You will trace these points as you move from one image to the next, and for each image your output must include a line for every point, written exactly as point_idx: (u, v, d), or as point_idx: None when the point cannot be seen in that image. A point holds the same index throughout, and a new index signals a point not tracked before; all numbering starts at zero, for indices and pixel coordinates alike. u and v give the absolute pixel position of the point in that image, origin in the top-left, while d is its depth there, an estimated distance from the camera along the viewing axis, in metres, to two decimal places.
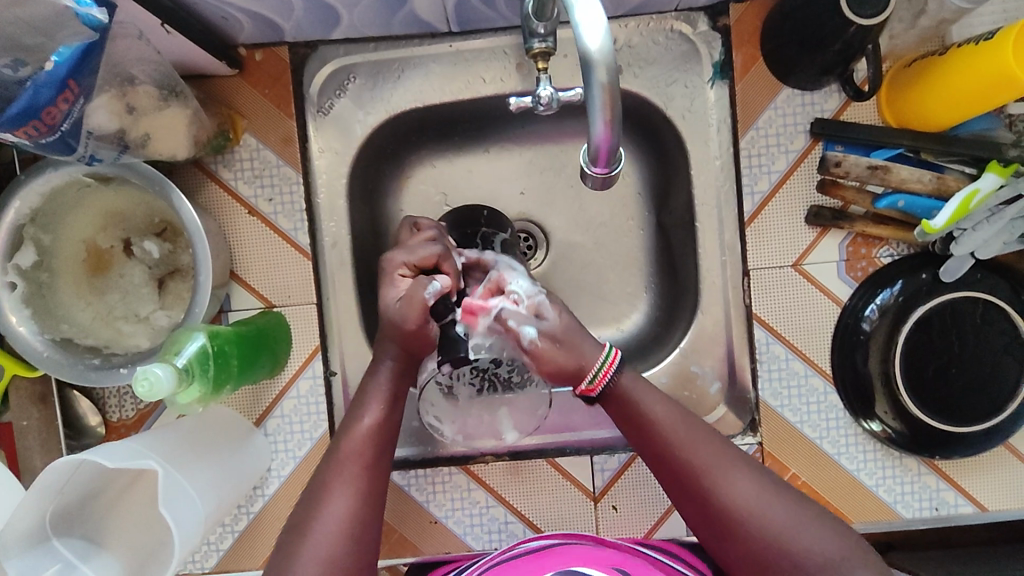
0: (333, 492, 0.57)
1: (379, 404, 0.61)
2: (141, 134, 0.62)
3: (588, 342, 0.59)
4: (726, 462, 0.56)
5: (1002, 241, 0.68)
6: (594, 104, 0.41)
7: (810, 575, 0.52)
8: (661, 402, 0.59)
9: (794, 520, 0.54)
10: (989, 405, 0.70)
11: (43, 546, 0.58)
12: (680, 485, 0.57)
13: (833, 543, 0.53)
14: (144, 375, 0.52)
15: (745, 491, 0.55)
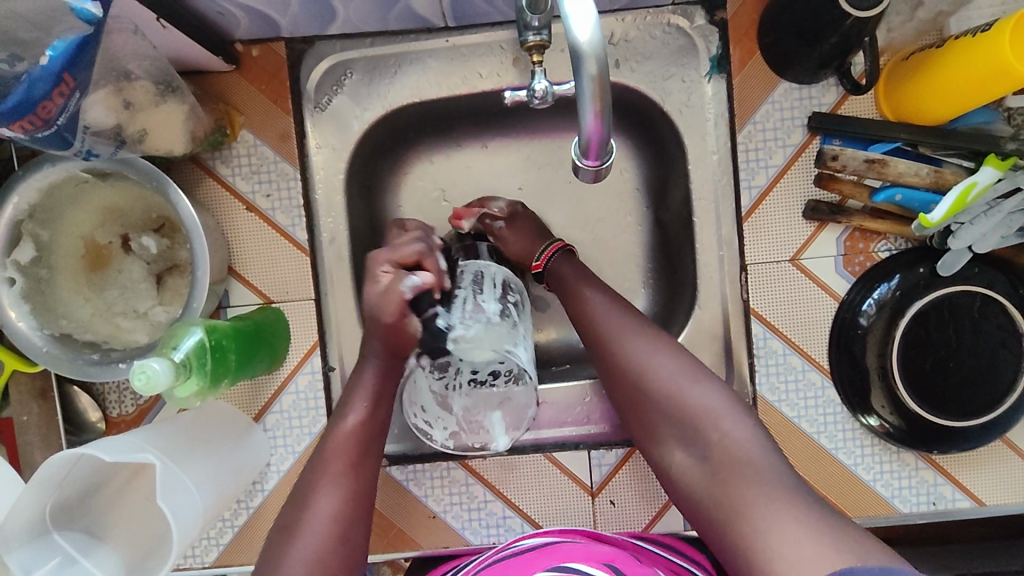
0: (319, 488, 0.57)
1: (364, 403, 0.62)
2: (138, 131, 0.63)
3: (539, 237, 0.73)
4: (624, 320, 0.61)
5: (1000, 235, 0.67)
6: (585, 94, 0.41)
7: (682, 421, 0.55)
8: (580, 277, 0.66)
9: (674, 370, 0.57)
10: (987, 399, 0.70)
11: (43, 539, 0.59)
12: (586, 341, 0.63)
13: (707, 394, 0.55)
14: (142, 369, 0.51)
15: (636, 343, 0.59)
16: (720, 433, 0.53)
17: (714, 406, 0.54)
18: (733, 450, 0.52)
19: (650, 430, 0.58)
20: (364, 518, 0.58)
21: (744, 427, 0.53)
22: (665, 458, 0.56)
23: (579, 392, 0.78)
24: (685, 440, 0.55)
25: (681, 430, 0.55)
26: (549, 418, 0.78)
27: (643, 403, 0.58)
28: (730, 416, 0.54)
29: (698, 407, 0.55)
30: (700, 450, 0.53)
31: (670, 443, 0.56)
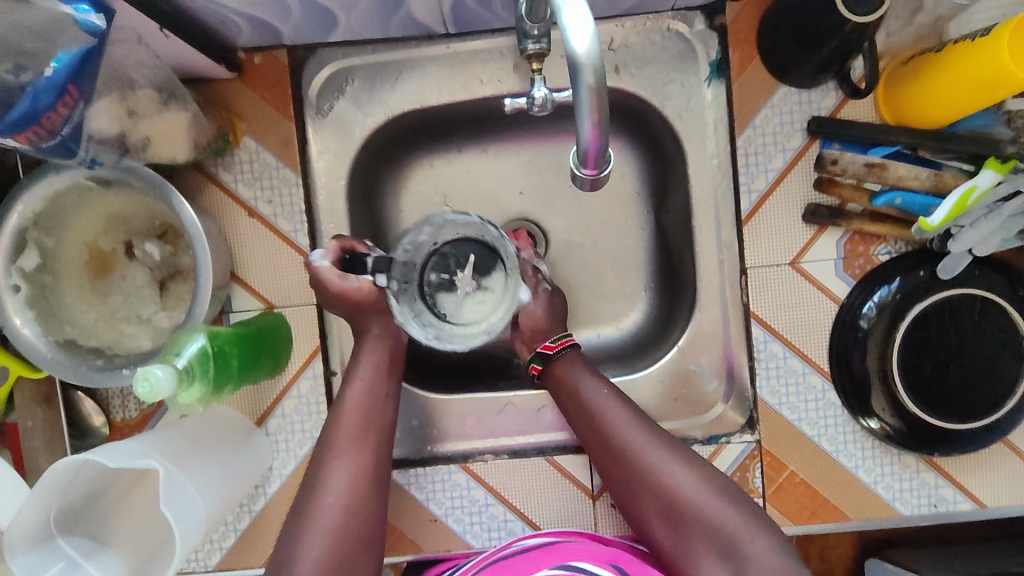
0: (331, 469, 0.63)
1: (364, 384, 0.68)
2: (141, 138, 0.64)
3: (557, 326, 0.73)
4: (641, 430, 0.65)
5: (1000, 238, 0.68)
6: (583, 107, 0.41)
7: (709, 536, 0.59)
8: (590, 375, 0.69)
9: (699, 485, 0.61)
10: (989, 400, 0.70)
11: (48, 544, 0.59)
12: (605, 450, 0.65)
13: (730, 507, 0.60)
14: (144, 376, 0.52)
15: (657, 455, 0.63)
16: (754, 550, 0.57)
17: (740, 521, 0.59)
18: (768, 564, 0.56)
19: (680, 544, 0.60)
20: (375, 500, 0.64)
21: (770, 539, 0.58)
22: (697, 571, 0.59)
23: None
24: (716, 555, 0.58)
25: (714, 544, 0.59)
26: (550, 420, 0.79)
27: (668, 513, 0.61)
28: (759, 530, 0.58)
29: (727, 523, 0.59)
30: (735, 564, 0.57)
31: (702, 557, 0.59)
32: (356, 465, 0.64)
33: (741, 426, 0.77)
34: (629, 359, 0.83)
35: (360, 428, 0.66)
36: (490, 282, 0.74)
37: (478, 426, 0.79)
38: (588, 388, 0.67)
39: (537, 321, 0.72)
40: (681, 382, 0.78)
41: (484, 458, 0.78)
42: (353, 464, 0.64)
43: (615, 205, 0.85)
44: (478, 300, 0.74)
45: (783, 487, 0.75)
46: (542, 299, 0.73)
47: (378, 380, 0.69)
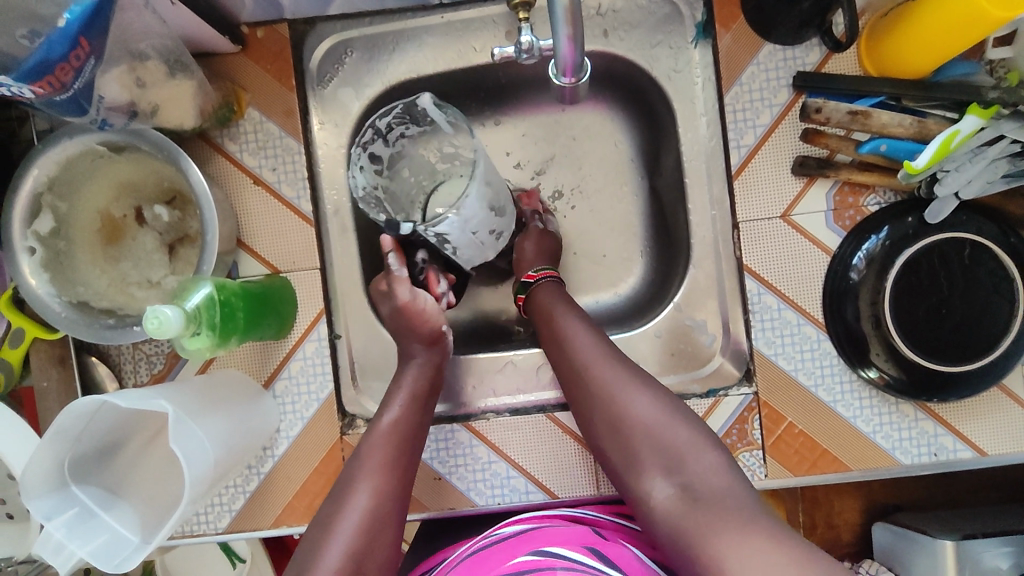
0: (356, 484, 0.60)
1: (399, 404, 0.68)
2: (150, 105, 0.67)
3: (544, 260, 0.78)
4: (603, 348, 0.65)
5: (985, 180, 0.69)
6: (559, 21, 0.48)
7: (659, 455, 0.57)
8: (560, 299, 0.71)
9: (650, 403, 0.61)
10: (984, 342, 0.70)
11: (62, 491, 0.61)
12: (566, 370, 0.66)
13: (680, 424, 0.59)
14: (154, 314, 0.54)
15: (613, 374, 0.63)
16: (699, 467, 0.55)
17: (687, 440, 0.58)
18: (712, 486, 0.54)
19: (627, 460, 0.59)
20: (396, 518, 0.59)
21: (717, 461, 0.56)
22: (642, 489, 0.57)
23: None
24: (665, 472, 0.56)
25: (661, 461, 0.57)
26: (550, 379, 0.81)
27: (619, 431, 0.60)
28: (708, 451, 0.57)
29: (673, 440, 0.58)
30: (682, 481, 0.55)
31: (649, 473, 0.57)
32: (380, 482, 0.60)
33: (738, 379, 0.79)
34: (626, 319, 0.85)
35: (384, 444, 0.63)
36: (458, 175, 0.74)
37: (480, 386, 0.81)
38: (555, 309, 0.70)
39: (528, 252, 0.78)
40: (678, 336, 0.80)
41: (486, 416, 0.79)
42: (378, 478, 0.60)
43: (611, 172, 0.87)
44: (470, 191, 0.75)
45: (782, 439, 0.76)
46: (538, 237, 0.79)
47: (410, 405, 0.68)
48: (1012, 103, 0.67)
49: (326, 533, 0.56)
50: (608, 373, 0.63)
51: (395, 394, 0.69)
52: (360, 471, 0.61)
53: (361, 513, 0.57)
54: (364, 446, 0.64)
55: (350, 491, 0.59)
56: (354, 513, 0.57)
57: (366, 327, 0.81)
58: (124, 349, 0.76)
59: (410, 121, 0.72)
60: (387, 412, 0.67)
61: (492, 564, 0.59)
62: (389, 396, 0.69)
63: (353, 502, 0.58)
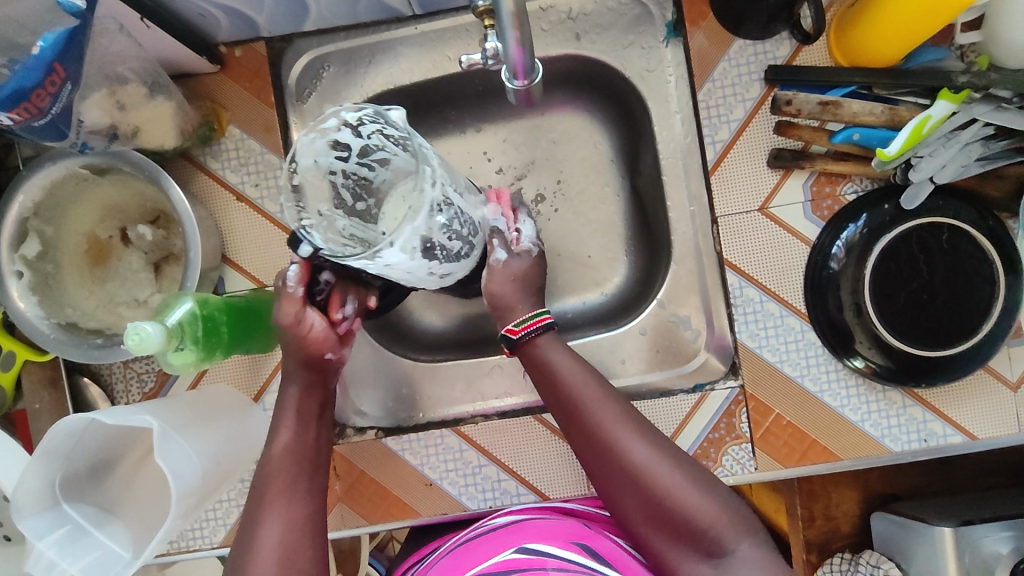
0: (262, 524, 0.57)
1: (292, 422, 0.64)
2: (131, 127, 0.68)
3: (528, 301, 0.69)
4: (626, 423, 0.62)
5: (960, 164, 0.70)
6: (506, 23, 0.50)
7: (700, 537, 0.58)
8: (570, 360, 0.66)
9: (687, 485, 0.60)
10: (965, 328, 0.71)
11: (56, 510, 0.62)
12: (587, 445, 0.63)
13: (718, 505, 0.59)
14: (134, 330, 0.54)
15: (644, 454, 0.61)
16: (740, 554, 0.57)
17: (726, 521, 0.58)
18: (754, 564, 0.57)
19: (661, 545, 0.60)
20: (314, 539, 0.58)
21: (753, 545, 0.58)
22: (680, 573, 0.59)
23: None
24: (705, 557, 0.58)
25: (700, 547, 0.58)
26: None
27: (656, 517, 0.60)
28: (744, 533, 0.58)
29: (716, 525, 0.58)
30: (721, 565, 0.57)
31: (689, 557, 0.59)
32: (290, 514, 0.58)
33: (724, 373, 0.79)
34: (612, 319, 0.85)
35: (287, 473, 0.60)
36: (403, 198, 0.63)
37: (468, 390, 0.82)
38: (570, 377, 0.65)
39: (506, 292, 0.68)
40: (663, 333, 0.81)
41: (475, 420, 0.80)
42: (284, 512, 0.58)
43: (592, 174, 0.88)
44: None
45: (770, 431, 0.76)
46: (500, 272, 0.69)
47: (301, 428, 0.64)
48: (983, 86, 0.67)
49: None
50: (641, 458, 0.61)
51: (282, 418, 0.65)
52: (263, 510, 0.58)
53: (276, 554, 0.55)
54: (263, 480, 0.60)
55: (254, 537, 0.57)
56: (268, 559, 0.55)
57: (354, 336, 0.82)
58: (116, 368, 0.77)
59: (384, 125, 0.59)
60: (277, 436, 0.64)
61: (478, 556, 0.62)
62: (276, 420, 0.65)
63: (263, 546, 0.56)
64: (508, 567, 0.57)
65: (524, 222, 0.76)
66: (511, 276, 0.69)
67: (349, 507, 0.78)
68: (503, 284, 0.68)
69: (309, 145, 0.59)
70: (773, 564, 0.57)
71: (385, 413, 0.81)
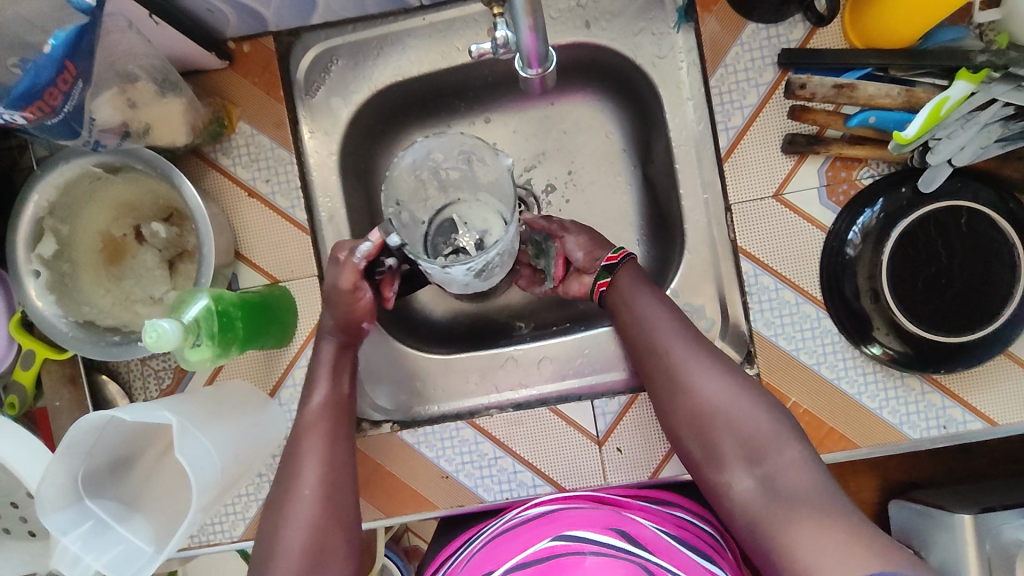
0: (299, 467, 0.61)
1: (326, 380, 0.67)
2: (142, 125, 0.68)
3: (603, 243, 0.74)
4: (682, 335, 0.66)
5: (979, 146, 0.69)
6: (518, 9, 0.48)
7: (744, 445, 0.60)
8: (634, 279, 0.70)
9: (734, 394, 0.62)
10: (984, 313, 0.70)
11: (78, 506, 0.62)
12: (646, 353, 0.67)
13: (763, 413, 0.61)
14: (151, 327, 0.54)
15: (696, 364, 0.64)
16: (781, 460, 0.58)
17: (771, 434, 0.60)
18: (794, 484, 0.57)
19: (708, 452, 0.62)
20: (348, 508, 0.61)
21: (800, 454, 0.59)
22: (723, 480, 0.61)
23: (576, 347, 0.81)
24: (746, 465, 0.60)
25: (744, 455, 0.60)
26: (551, 372, 0.81)
27: (704, 419, 0.62)
28: (789, 442, 0.59)
29: (759, 436, 0.60)
30: (763, 472, 0.59)
31: (731, 464, 0.60)
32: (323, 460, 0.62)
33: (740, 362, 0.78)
34: None
35: (320, 425, 0.64)
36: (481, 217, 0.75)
37: (482, 382, 0.82)
38: (632, 294, 0.69)
39: (590, 243, 0.73)
40: None
41: (490, 413, 0.80)
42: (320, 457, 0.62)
43: (604, 164, 0.87)
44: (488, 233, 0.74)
45: None
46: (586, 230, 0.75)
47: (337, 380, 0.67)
48: (1002, 65, 0.66)
49: (280, 521, 0.59)
50: (692, 364, 0.64)
51: (318, 373, 0.68)
52: (300, 447, 0.63)
53: (310, 497, 0.60)
54: (298, 429, 0.64)
55: (292, 477, 0.61)
56: (304, 500, 0.59)
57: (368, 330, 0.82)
58: (133, 366, 0.78)
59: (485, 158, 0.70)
60: (313, 394, 0.66)
61: (516, 547, 0.63)
62: (313, 376, 0.67)
63: (299, 488, 0.60)
64: (550, 555, 0.58)
65: None
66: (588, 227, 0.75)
67: (366, 500, 0.79)
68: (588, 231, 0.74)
69: (418, 151, 0.68)
70: (821, 489, 0.56)
71: (400, 405, 0.82)
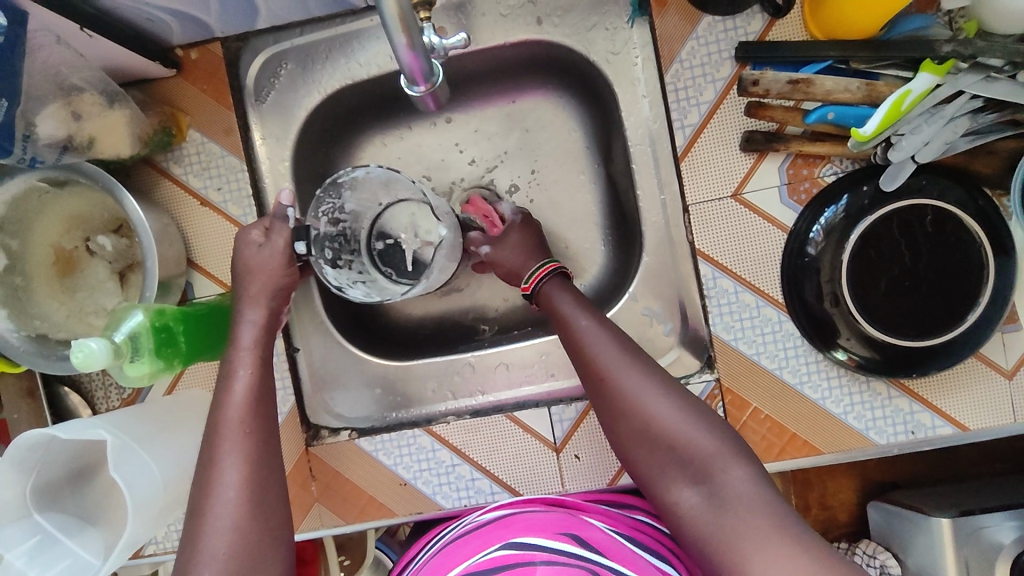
0: (219, 463, 0.55)
1: (247, 369, 0.61)
2: (86, 137, 0.68)
3: (535, 259, 0.74)
4: (616, 354, 0.61)
5: (944, 141, 0.65)
6: (391, 27, 0.45)
7: (687, 462, 0.56)
8: (571, 299, 0.67)
9: (675, 411, 0.57)
10: (947, 318, 0.68)
11: (27, 521, 0.63)
12: (584, 375, 0.63)
13: (706, 430, 0.56)
14: (79, 346, 0.54)
15: (630, 381, 0.59)
16: (727, 477, 0.54)
17: (713, 449, 0.55)
18: (743, 493, 0.53)
19: (653, 471, 0.58)
20: (279, 513, 0.56)
21: (746, 469, 0.54)
22: (668, 497, 0.56)
23: (535, 351, 0.80)
24: (691, 481, 0.55)
25: (688, 472, 0.56)
26: (510, 378, 0.80)
27: (646, 440, 0.58)
28: (734, 459, 0.55)
29: (701, 452, 0.55)
30: (708, 489, 0.54)
31: (675, 482, 0.56)
32: (247, 452, 0.56)
33: (700, 367, 0.76)
34: None
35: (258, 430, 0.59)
36: (426, 227, 0.78)
37: (440, 388, 0.81)
38: (569, 313, 0.66)
39: (516, 264, 0.74)
40: (637, 327, 0.78)
41: (447, 420, 0.79)
42: (245, 455, 0.56)
43: (565, 163, 0.85)
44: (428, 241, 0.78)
45: (747, 426, 0.73)
46: (507, 264, 0.75)
47: (261, 369, 0.62)
48: (969, 55, 0.63)
49: (200, 525, 0.53)
50: (629, 383, 0.59)
51: (237, 362, 0.62)
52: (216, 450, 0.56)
53: (236, 494, 0.54)
54: (217, 421, 0.58)
55: (212, 472, 0.55)
56: (228, 498, 0.54)
57: (325, 338, 0.81)
58: (95, 376, 0.77)
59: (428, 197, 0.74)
60: (233, 381, 0.61)
61: (467, 554, 0.59)
62: (231, 365, 0.62)
63: (222, 486, 0.54)
64: (499, 564, 0.53)
65: (503, 208, 0.80)
66: (516, 250, 0.75)
67: (326, 507, 0.79)
68: (504, 256, 0.75)
69: (372, 173, 0.72)
70: (766, 499, 0.52)
71: (360, 412, 0.81)
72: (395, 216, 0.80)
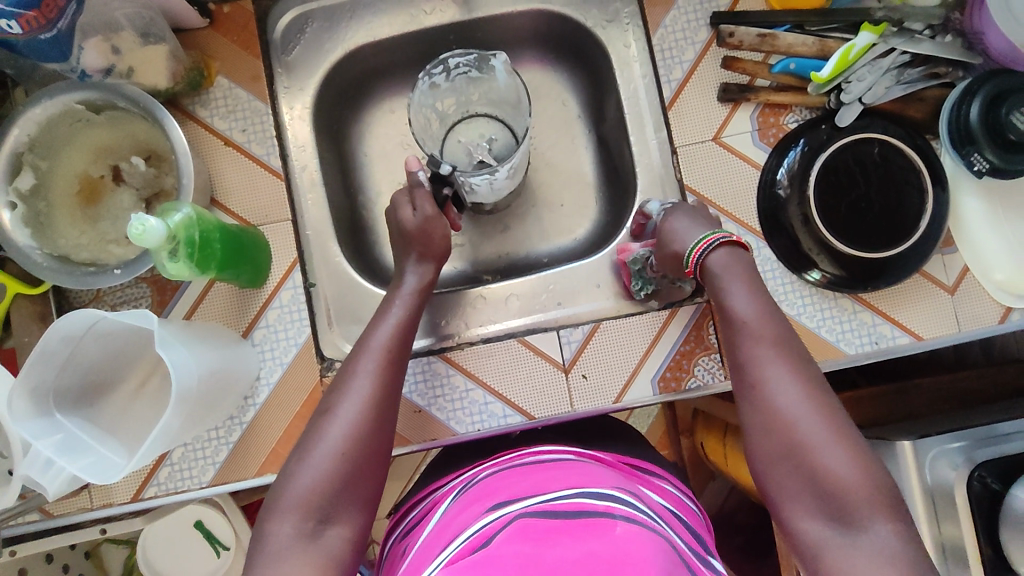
0: (354, 381, 0.63)
1: (402, 310, 0.71)
2: (126, 67, 0.74)
3: (696, 231, 0.72)
4: (779, 361, 0.62)
5: (885, 87, 0.79)
6: None
7: (830, 492, 0.56)
8: (744, 289, 0.66)
9: (833, 446, 0.57)
10: (911, 215, 0.79)
11: (47, 419, 0.62)
12: (738, 377, 0.64)
13: (862, 473, 0.56)
14: (138, 221, 0.57)
15: (789, 399, 0.60)
16: (871, 527, 0.54)
17: (864, 491, 0.55)
18: (882, 548, 0.53)
19: (783, 490, 0.59)
20: (385, 446, 0.62)
21: (891, 524, 0.54)
22: (797, 526, 0.57)
23: (541, 284, 0.86)
24: (827, 515, 0.56)
25: (828, 507, 0.56)
26: (518, 309, 0.86)
27: (794, 461, 0.58)
28: (880, 509, 0.55)
29: (851, 490, 0.55)
30: (844, 529, 0.55)
31: (810, 512, 0.57)
32: (379, 373, 0.64)
33: (690, 297, 0.84)
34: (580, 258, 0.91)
35: (394, 350, 0.67)
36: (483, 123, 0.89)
37: (452, 322, 0.85)
38: (736, 302, 0.65)
39: (673, 240, 0.73)
40: None
41: (460, 348, 0.83)
42: None
43: (562, 126, 0.95)
44: (495, 139, 0.90)
45: None
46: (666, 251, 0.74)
47: (410, 313, 0.72)
48: (898, 19, 0.78)
49: None
50: (787, 402, 0.60)
51: (392, 305, 0.72)
52: (357, 366, 0.65)
53: (351, 430, 0.60)
54: (362, 345, 0.67)
55: (346, 386, 0.63)
56: (351, 417, 0.61)
57: (340, 275, 0.85)
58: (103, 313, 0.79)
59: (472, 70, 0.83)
60: (386, 319, 0.70)
61: (523, 485, 0.60)
62: (385, 306, 0.72)
63: (348, 406, 0.61)
64: (582, 511, 0.54)
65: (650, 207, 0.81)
66: (671, 233, 0.73)
67: None
68: (663, 238, 0.75)
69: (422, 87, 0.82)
70: (908, 558, 0.52)
71: None
72: (452, 150, 0.90)
